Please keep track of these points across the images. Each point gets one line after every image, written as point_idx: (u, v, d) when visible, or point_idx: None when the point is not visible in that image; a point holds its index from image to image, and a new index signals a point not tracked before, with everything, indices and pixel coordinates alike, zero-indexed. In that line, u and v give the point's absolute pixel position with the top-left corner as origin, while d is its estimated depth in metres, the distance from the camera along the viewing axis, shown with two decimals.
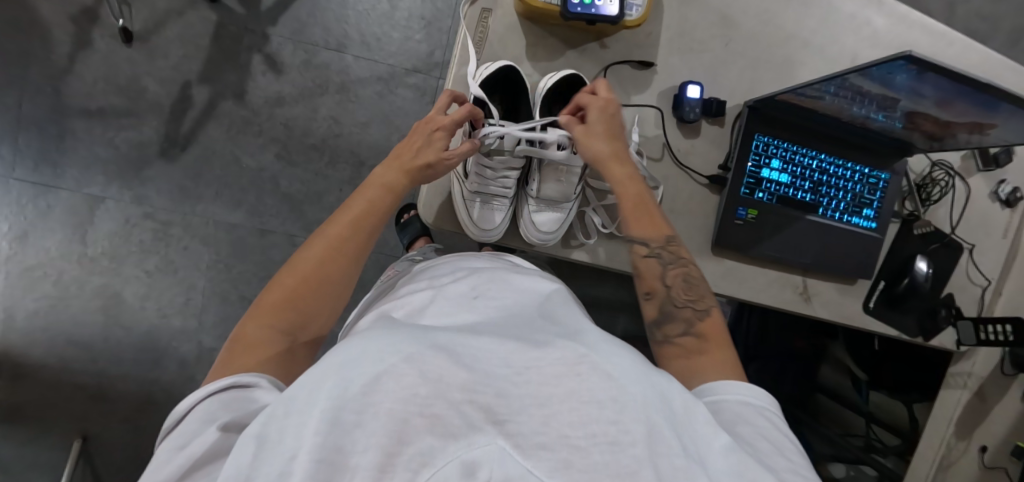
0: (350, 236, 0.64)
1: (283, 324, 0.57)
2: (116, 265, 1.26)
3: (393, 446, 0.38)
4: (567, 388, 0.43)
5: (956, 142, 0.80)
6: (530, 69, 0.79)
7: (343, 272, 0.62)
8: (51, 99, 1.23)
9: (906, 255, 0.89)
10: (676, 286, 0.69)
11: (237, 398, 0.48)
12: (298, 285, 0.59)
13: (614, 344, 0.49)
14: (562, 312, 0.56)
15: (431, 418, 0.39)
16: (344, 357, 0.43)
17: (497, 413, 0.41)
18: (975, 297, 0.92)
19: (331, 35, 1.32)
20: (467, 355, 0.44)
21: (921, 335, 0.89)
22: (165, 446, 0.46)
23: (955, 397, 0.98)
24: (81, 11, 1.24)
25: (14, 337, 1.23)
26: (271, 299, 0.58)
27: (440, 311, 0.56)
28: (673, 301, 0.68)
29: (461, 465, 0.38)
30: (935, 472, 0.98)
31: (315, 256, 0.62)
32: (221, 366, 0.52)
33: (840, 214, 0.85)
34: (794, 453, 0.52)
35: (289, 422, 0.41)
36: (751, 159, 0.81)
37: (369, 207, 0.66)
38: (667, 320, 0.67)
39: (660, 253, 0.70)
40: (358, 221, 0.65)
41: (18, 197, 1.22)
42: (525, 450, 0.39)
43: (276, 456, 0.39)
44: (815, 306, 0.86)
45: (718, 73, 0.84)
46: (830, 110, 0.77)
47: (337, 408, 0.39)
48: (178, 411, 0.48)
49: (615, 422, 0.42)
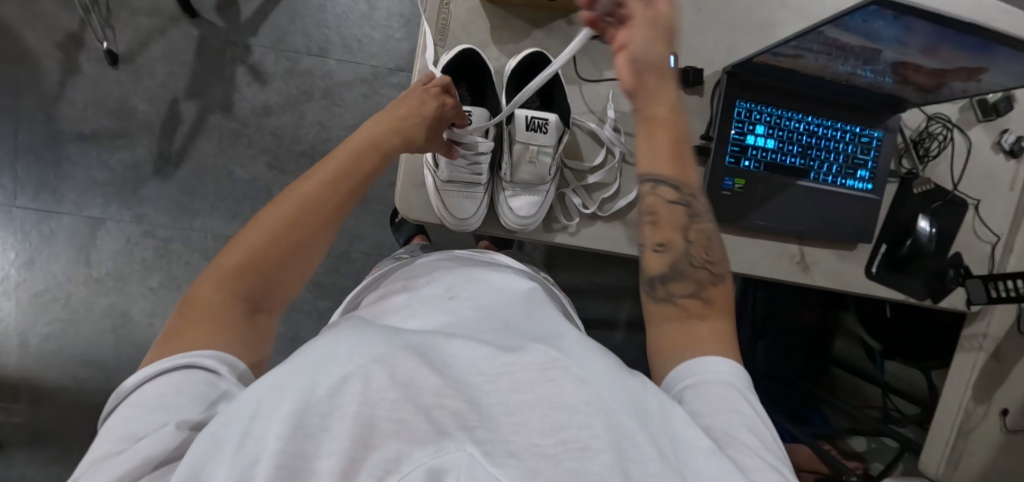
0: (324, 197, 0.61)
1: (245, 288, 0.55)
2: (121, 284, 1.27)
3: (357, 451, 0.36)
4: (538, 395, 0.43)
5: (950, 93, 0.77)
6: (497, 52, 0.78)
7: (313, 230, 0.60)
8: (45, 126, 1.24)
9: (906, 215, 0.86)
10: (695, 246, 0.65)
11: (187, 379, 0.47)
12: (264, 244, 0.57)
13: (585, 348, 0.49)
14: (537, 313, 0.56)
15: (397, 423, 0.38)
16: (312, 359, 0.42)
17: (467, 418, 0.40)
18: (984, 254, 0.89)
19: (311, 41, 1.31)
20: (437, 360, 0.44)
21: (929, 297, 0.86)
22: (110, 430, 0.45)
23: (970, 361, 0.95)
24: (68, 37, 1.24)
25: (30, 361, 1.24)
26: (234, 258, 0.56)
27: (413, 313, 0.55)
28: (689, 259, 0.64)
29: (427, 471, 0.36)
30: (954, 439, 0.95)
31: (280, 214, 0.59)
32: (174, 335, 0.51)
33: (833, 177, 0.82)
34: (770, 440, 0.51)
35: (250, 425, 0.39)
36: (735, 126, 0.78)
37: (346, 163, 0.63)
38: (679, 278, 0.63)
39: (693, 204, 0.66)
40: (335, 179, 0.62)
41: (21, 224, 1.23)
42: (495, 457, 0.38)
43: (232, 460, 0.37)
44: (814, 274, 0.84)
45: (693, 42, 0.81)
46: (812, 68, 0.75)
47: (301, 410, 0.38)
48: (122, 391, 0.48)
49: (585, 427, 0.41)
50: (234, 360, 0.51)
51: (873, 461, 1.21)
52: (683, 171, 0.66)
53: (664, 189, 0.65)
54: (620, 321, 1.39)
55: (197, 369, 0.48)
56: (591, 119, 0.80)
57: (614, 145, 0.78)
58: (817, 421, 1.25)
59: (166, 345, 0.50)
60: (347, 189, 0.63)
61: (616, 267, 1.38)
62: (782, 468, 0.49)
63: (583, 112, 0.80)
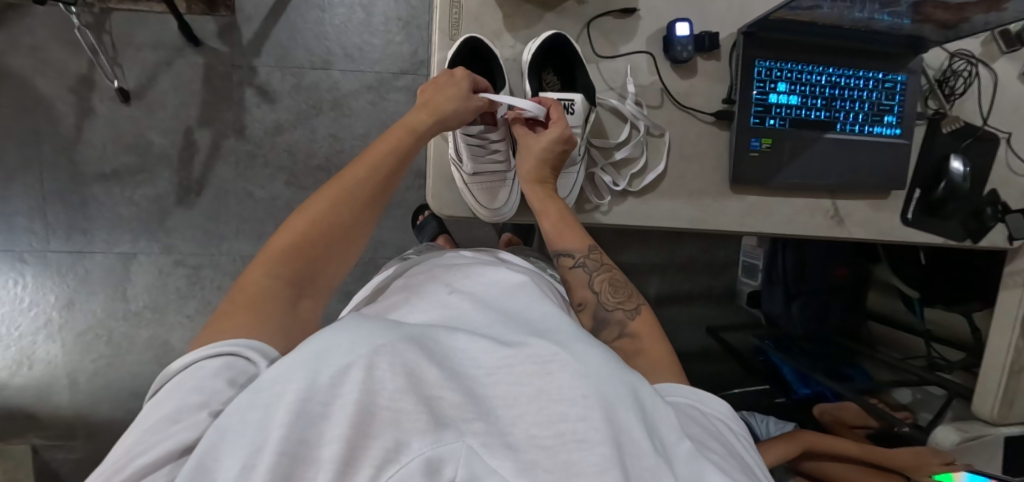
0: (373, 185, 0.65)
1: (289, 272, 0.57)
2: (159, 315, 1.30)
3: (355, 440, 0.38)
4: (537, 387, 0.44)
5: (972, 26, 0.77)
6: (511, 40, 0.78)
7: (356, 216, 0.63)
8: (67, 171, 1.26)
9: (939, 157, 0.85)
10: (603, 291, 0.68)
11: (225, 366, 0.48)
12: (315, 225, 0.60)
13: (586, 342, 0.48)
14: (536, 304, 0.56)
15: (396, 413, 0.40)
16: (314, 345, 0.42)
17: (467, 409, 0.41)
18: (1022, 188, 0.87)
19: (314, 54, 1.31)
20: (439, 352, 0.45)
21: (967, 238, 0.86)
22: (153, 412, 0.46)
23: (1017, 297, 0.92)
24: (78, 80, 1.25)
25: (82, 398, 1.28)
26: (306, 228, 0.60)
27: (413, 307, 0.56)
28: (603, 305, 0.67)
29: (424, 462, 0.38)
30: (1006, 379, 0.93)
31: (326, 201, 0.62)
32: (222, 316, 0.53)
33: (861, 126, 0.82)
34: (741, 458, 0.50)
35: (252, 417, 0.39)
36: (756, 86, 0.78)
37: (393, 148, 0.67)
38: (602, 327, 0.65)
39: (585, 262, 0.70)
40: (384, 160, 0.66)
41: (58, 268, 1.26)
42: (492, 448, 0.40)
43: (235, 446, 0.38)
44: (849, 226, 0.84)
45: (704, 7, 0.80)
46: (831, 18, 0.75)
47: (303, 398, 0.39)
48: (166, 374, 0.49)
49: (583, 419, 0.42)
50: (273, 353, 0.51)
51: (919, 412, 1.16)
52: (563, 244, 0.71)
53: (564, 258, 0.71)
54: (648, 296, 1.42)
55: (238, 359, 0.49)
56: (612, 96, 0.80)
57: (637, 120, 0.79)
58: (857, 376, 1.24)
59: (204, 335, 0.51)
60: (389, 177, 0.66)
61: (636, 244, 1.39)
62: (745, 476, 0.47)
63: (603, 90, 0.80)
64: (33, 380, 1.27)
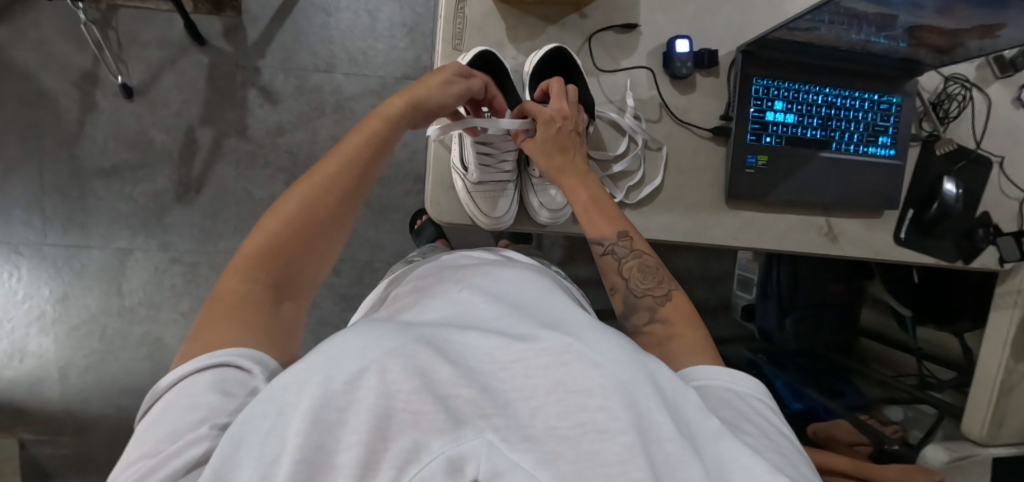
0: (347, 182, 0.64)
1: (265, 274, 0.58)
2: (153, 312, 1.30)
3: (376, 444, 0.39)
4: (553, 379, 0.43)
5: (967, 51, 0.78)
6: (514, 52, 0.79)
7: (330, 213, 0.63)
8: (68, 165, 1.26)
9: (932, 177, 0.86)
10: (633, 277, 0.68)
11: (217, 379, 0.48)
12: (285, 226, 0.60)
13: (600, 331, 0.48)
14: (548, 300, 0.56)
15: (414, 413, 0.40)
16: (326, 350, 0.42)
17: (483, 406, 0.41)
18: (1013, 210, 0.89)
19: (318, 57, 1.32)
20: (451, 350, 0.45)
21: (960, 258, 0.87)
22: (149, 433, 0.46)
23: (1007, 318, 0.93)
24: (82, 75, 1.26)
25: (72, 392, 1.28)
26: (278, 232, 0.60)
27: (427, 307, 0.56)
28: (631, 291, 0.67)
29: (446, 461, 0.39)
30: (998, 397, 0.94)
31: (296, 201, 0.61)
32: (203, 322, 0.53)
33: (854, 146, 0.83)
34: (777, 437, 0.50)
35: (268, 424, 0.40)
36: (753, 104, 0.79)
37: (367, 144, 0.66)
38: (632, 311, 0.66)
39: (615, 249, 0.70)
40: (358, 157, 0.65)
41: (54, 261, 1.26)
42: (512, 443, 0.40)
43: (259, 452, 0.39)
44: (843, 244, 0.85)
45: (706, 23, 0.82)
46: (827, 40, 0.76)
47: (320, 406, 0.39)
48: (156, 392, 0.49)
49: (603, 409, 0.42)
50: (265, 358, 0.51)
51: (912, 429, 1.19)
52: (595, 229, 0.71)
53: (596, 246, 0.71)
54: None
55: (229, 370, 0.49)
56: (611, 109, 0.81)
57: (635, 133, 0.80)
58: (850, 392, 1.25)
59: (193, 346, 0.51)
60: (365, 173, 0.66)
61: None
62: (781, 457, 0.48)
63: (603, 103, 0.81)
64: (23, 374, 1.26)
